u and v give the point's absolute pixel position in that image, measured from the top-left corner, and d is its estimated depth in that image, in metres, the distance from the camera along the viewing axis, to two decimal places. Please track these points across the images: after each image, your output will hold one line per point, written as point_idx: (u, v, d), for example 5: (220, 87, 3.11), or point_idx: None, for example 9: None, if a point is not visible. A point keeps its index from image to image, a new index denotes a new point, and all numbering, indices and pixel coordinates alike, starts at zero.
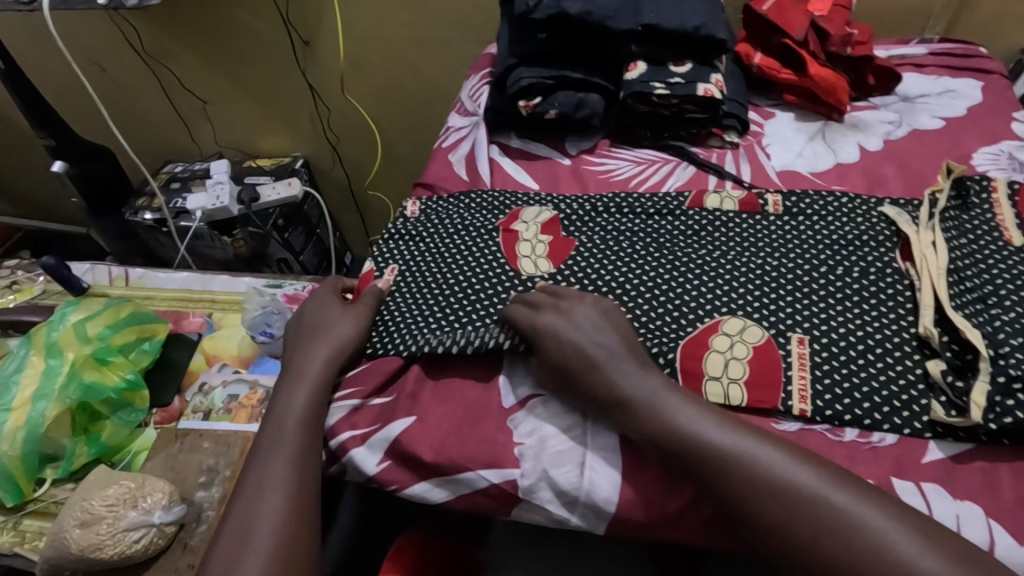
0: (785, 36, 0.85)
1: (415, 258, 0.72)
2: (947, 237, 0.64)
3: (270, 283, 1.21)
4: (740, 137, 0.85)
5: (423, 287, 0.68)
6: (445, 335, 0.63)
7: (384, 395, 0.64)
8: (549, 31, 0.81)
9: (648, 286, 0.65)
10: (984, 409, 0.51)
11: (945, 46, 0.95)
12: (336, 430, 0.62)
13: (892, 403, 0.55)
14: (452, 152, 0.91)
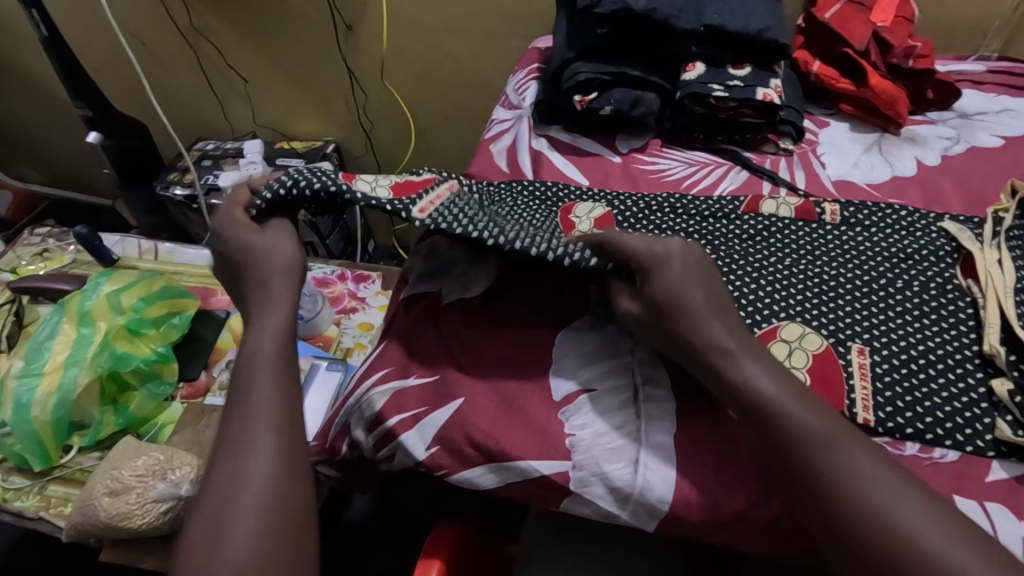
0: (847, 45, 0.84)
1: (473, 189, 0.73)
2: (1012, 257, 0.63)
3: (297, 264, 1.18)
4: (795, 144, 0.84)
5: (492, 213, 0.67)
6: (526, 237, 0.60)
7: (424, 375, 0.63)
8: (611, 26, 0.80)
9: None
10: None
11: (1003, 64, 0.94)
12: (383, 416, 0.61)
13: (956, 420, 0.54)
14: (494, 143, 0.91)
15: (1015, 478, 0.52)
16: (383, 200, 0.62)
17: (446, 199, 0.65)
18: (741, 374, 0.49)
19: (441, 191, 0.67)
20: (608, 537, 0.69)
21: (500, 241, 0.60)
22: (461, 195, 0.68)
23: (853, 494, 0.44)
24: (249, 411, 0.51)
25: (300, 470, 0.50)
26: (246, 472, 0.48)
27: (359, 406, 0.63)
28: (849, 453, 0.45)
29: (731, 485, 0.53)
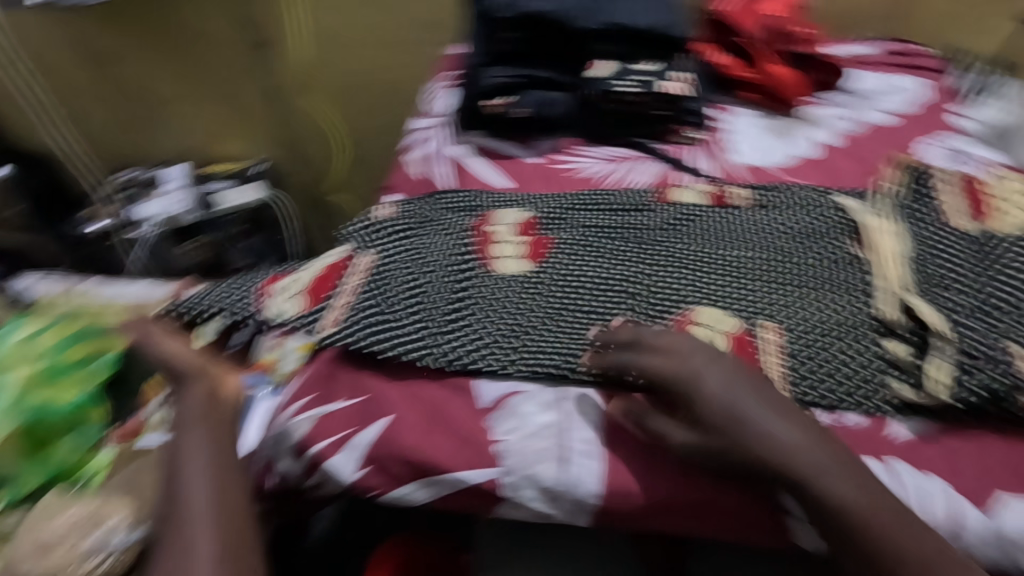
0: (737, 35, 0.91)
1: (387, 250, 0.73)
2: (905, 228, 0.68)
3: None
4: (701, 133, 0.87)
5: (406, 284, 0.68)
6: (438, 344, 0.63)
7: (352, 397, 0.61)
8: (517, 29, 0.82)
9: (624, 285, 0.67)
10: (947, 387, 0.55)
11: (897, 47, 0.99)
12: (309, 441, 0.59)
13: (858, 384, 0.57)
14: (408, 153, 0.93)
15: (917, 434, 0.55)
16: (293, 317, 0.69)
17: (353, 300, 0.67)
18: (807, 480, 0.47)
19: (349, 289, 0.69)
20: (561, 541, 0.69)
21: (391, 355, 0.63)
22: (369, 283, 0.69)
23: (818, 492, 0.47)
24: (187, 471, 0.56)
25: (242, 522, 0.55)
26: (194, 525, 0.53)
27: (280, 436, 0.61)
28: (821, 463, 0.48)
29: (655, 470, 0.54)
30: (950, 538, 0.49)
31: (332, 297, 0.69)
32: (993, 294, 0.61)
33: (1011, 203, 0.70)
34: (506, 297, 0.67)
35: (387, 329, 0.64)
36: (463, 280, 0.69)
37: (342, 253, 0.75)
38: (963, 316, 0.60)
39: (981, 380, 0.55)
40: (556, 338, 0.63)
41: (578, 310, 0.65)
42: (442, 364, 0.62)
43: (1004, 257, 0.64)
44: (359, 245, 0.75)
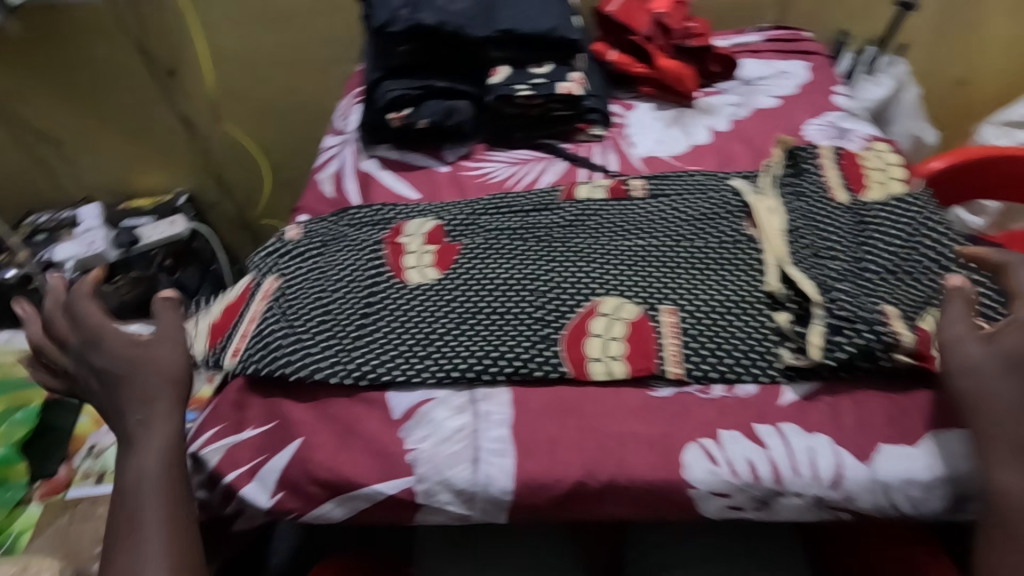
0: (633, 32, 0.92)
1: (295, 274, 0.74)
2: (786, 204, 0.71)
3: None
4: (605, 130, 0.90)
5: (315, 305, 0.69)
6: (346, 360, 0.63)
7: (262, 424, 0.61)
8: (411, 43, 0.83)
9: (528, 284, 0.69)
10: (820, 347, 0.57)
11: (777, 32, 1.05)
12: (220, 472, 0.59)
13: (746, 355, 0.60)
14: (321, 171, 0.92)
15: (803, 396, 0.57)
16: (199, 354, 0.71)
17: (257, 329, 0.68)
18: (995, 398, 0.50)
19: (254, 316, 0.69)
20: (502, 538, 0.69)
21: (300, 375, 0.63)
22: (276, 308, 0.69)
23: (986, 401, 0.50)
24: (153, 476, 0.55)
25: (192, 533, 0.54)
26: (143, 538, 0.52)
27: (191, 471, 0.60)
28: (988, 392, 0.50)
29: (564, 461, 0.56)
30: (838, 492, 0.52)
31: (240, 323, 0.70)
32: (869, 259, 0.64)
33: (883, 173, 0.75)
34: (415, 306, 0.68)
35: (294, 351, 0.64)
36: (370, 296, 0.70)
37: (243, 284, 0.76)
38: (838, 279, 0.62)
39: (857, 340, 0.57)
40: (464, 341, 0.64)
41: (488, 311, 0.67)
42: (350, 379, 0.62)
43: (880, 225, 0.68)
44: (264, 273, 0.75)
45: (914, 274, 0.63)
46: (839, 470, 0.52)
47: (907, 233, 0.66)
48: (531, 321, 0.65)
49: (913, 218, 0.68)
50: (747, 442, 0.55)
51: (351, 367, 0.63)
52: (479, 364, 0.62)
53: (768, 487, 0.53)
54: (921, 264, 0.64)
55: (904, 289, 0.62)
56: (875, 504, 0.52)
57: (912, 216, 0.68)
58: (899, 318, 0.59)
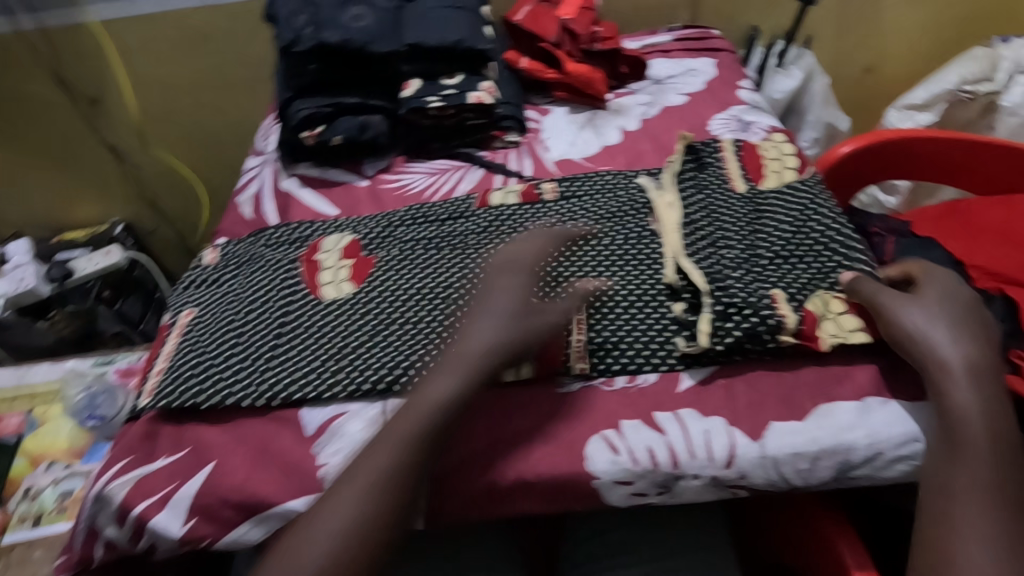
0: (542, 40, 0.94)
1: (213, 304, 0.75)
2: (683, 197, 0.74)
3: (99, 360, 1.15)
4: (521, 136, 0.92)
5: (232, 332, 0.70)
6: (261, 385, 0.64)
7: (173, 453, 0.61)
8: (319, 61, 0.83)
9: (439, 293, 0.70)
10: (710, 333, 0.60)
11: (686, 32, 1.09)
12: (130, 504, 0.58)
13: (640, 344, 0.62)
14: (240, 193, 0.92)
15: (701, 380, 0.60)
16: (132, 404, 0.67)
17: (169, 365, 0.68)
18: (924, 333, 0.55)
19: (168, 352, 0.70)
20: (434, 544, 0.71)
21: (216, 402, 0.63)
22: (194, 340, 0.70)
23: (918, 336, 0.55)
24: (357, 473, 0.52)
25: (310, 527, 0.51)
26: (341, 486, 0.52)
27: (99, 505, 0.59)
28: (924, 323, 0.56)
29: (471, 463, 0.57)
30: (732, 470, 0.55)
31: (156, 361, 0.70)
32: (762, 245, 0.67)
33: (779, 162, 0.78)
34: (331, 325, 0.70)
35: (210, 379, 0.65)
36: (286, 320, 0.71)
37: (163, 324, 0.76)
38: (727, 266, 0.65)
39: (744, 325, 0.60)
40: (378, 355, 0.66)
41: (399, 324, 0.68)
42: (265, 403, 0.63)
43: (773, 212, 0.70)
44: (180, 308, 0.76)
45: (805, 256, 0.66)
46: (732, 449, 0.55)
47: (800, 217, 0.69)
48: (442, 330, 0.67)
49: (805, 204, 0.70)
50: (647, 429, 0.57)
51: (267, 389, 0.64)
52: (391, 375, 0.64)
53: (667, 471, 0.55)
54: (811, 244, 0.67)
55: (794, 271, 0.64)
56: (767, 480, 0.55)
57: (805, 201, 0.71)
58: (786, 299, 0.62)
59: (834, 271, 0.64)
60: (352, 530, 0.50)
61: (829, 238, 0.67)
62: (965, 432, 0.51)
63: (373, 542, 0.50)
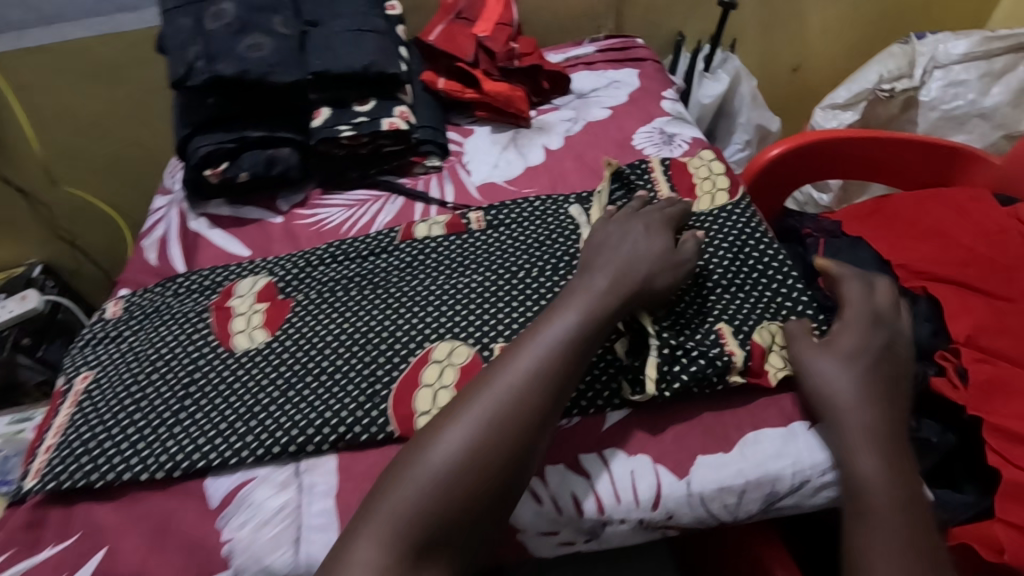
0: (458, 59, 0.91)
1: (111, 364, 0.66)
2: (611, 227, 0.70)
3: (17, 418, 1.06)
4: (443, 160, 0.88)
5: (134, 395, 0.63)
6: (167, 454, 0.58)
7: (60, 540, 0.56)
8: (218, 94, 0.78)
9: (367, 337, 0.66)
10: (657, 380, 0.55)
11: (609, 41, 1.07)
12: None
13: (582, 390, 0.57)
14: (146, 236, 0.85)
15: (630, 417, 0.57)
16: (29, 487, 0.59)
17: (61, 439, 0.60)
18: (833, 391, 0.54)
19: (60, 425, 0.62)
20: None
21: (109, 479, 0.57)
22: (89, 407, 0.63)
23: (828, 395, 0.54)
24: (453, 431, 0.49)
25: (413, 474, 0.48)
26: (451, 426, 0.49)
27: None
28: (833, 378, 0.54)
29: None
30: (658, 511, 0.53)
31: (44, 435, 0.62)
32: (709, 272, 0.63)
33: (710, 181, 0.74)
34: (243, 380, 0.63)
35: (109, 451, 0.59)
36: (194, 376, 0.64)
37: (57, 387, 0.67)
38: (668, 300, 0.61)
39: (692, 367, 0.56)
40: (291, 413, 0.60)
41: (320, 374, 0.63)
42: (170, 474, 0.58)
43: (711, 236, 0.67)
44: (76, 368, 0.67)
45: (746, 285, 0.63)
46: (658, 490, 0.53)
47: (734, 244, 0.66)
48: (361, 380, 0.62)
49: (740, 229, 0.67)
50: (571, 474, 0.54)
51: (167, 459, 0.58)
52: (303, 436, 0.59)
53: (593, 518, 0.53)
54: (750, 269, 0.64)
55: (736, 301, 0.61)
56: (694, 517, 0.54)
57: (739, 227, 0.68)
58: (732, 335, 0.59)
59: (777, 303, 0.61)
60: (452, 473, 0.47)
61: (765, 265, 0.64)
62: (869, 498, 0.50)
63: (474, 489, 0.47)
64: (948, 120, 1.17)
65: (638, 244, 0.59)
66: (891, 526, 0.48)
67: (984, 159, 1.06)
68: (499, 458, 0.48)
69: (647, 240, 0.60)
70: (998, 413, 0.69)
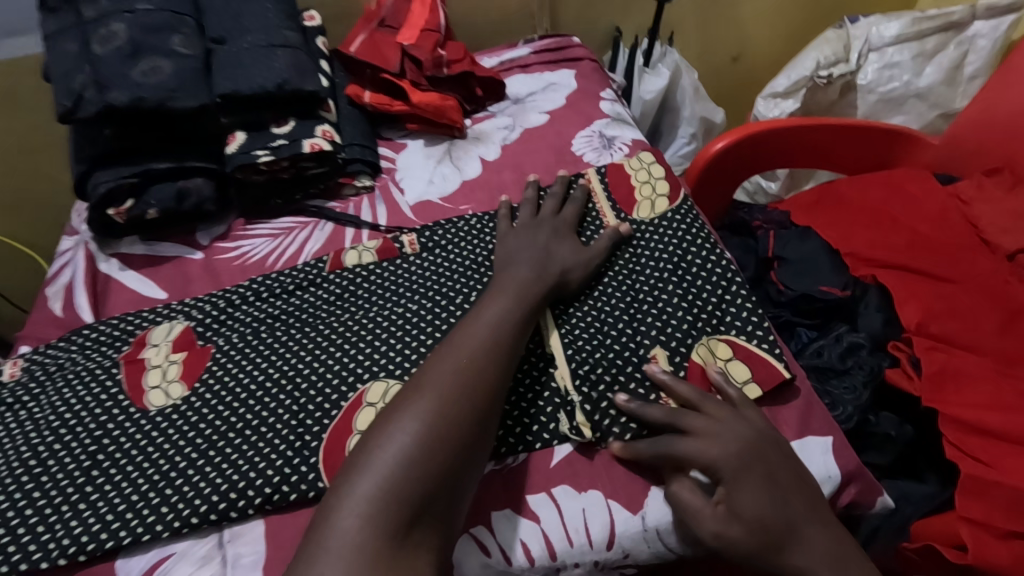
0: (383, 70, 0.86)
1: (6, 436, 0.59)
2: None
3: None
4: (374, 178, 0.84)
5: (31, 470, 0.56)
6: (70, 537, 0.52)
7: None
8: (115, 124, 0.71)
9: (295, 372, 0.62)
10: (591, 426, 0.54)
11: (544, 42, 1.03)
12: None
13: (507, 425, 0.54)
14: (51, 283, 0.77)
15: (579, 450, 0.54)
16: None
17: None
18: (793, 553, 0.46)
19: None
20: None
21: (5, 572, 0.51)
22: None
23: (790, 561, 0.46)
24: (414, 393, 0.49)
25: (376, 435, 0.46)
26: (417, 399, 0.48)
27: None
28: (782, 540, 0.46)
29: None
30: (613, 550, 0.50)
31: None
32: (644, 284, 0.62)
33: (650, 186, 0.71)
34: (159, 443, 0.58)
35: (4, 539, 0.52)
36: (103, 442, 0.58)
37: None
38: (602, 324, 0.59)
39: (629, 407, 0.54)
40: (212, 474, 0.55)
41: (245, 427, 0.58)
42: (75, 558, 0.52)
43: (647, 245, 0.65)
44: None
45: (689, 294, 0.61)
46: (611, 528, 0.50)
47: (677, 254, 0.64)
48: (288, 430, 0.57)
49: (682, 236, 0.65)
50: (519, 519, 0.50)
51: (69, 542, 0.52)
52: (225, 501, 0.53)
53: (544, 566, 0.49)
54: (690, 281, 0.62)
55: (678, 314, 0.59)
56: (651, 553, 0.51)
57: (679, 235, 0.65)
58: (667, 359, 0.57)
59: (705, 296, 0.61)
60: (429, 439, 0.46)
61: (695, 264, 0.63)
62: None
63: (446, 450, 0.46)
64: (886, 102, 1.19)
65: (550, 245, 0.62)
66: None
67: (923, 141, 1.06)
68: (467, 425, 0.48)
69: (558, 240, 0.63)
70: (954, 403, 0.68)
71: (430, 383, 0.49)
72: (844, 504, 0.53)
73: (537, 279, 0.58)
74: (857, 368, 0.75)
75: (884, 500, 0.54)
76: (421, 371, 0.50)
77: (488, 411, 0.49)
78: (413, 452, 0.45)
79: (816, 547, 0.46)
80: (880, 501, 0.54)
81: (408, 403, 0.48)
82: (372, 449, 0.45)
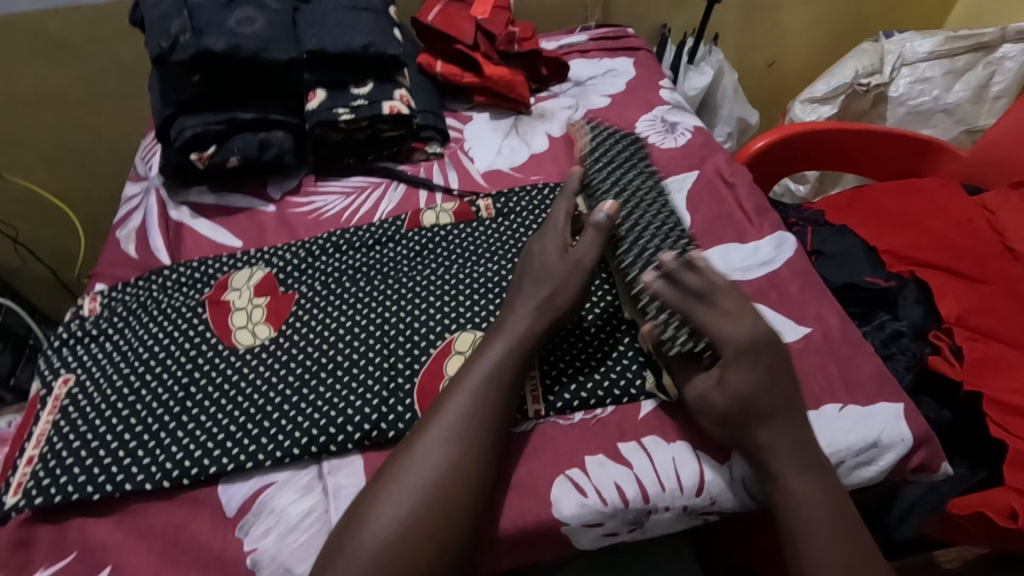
0: (457, 42, 0.88)
1: (96, 365, 0.60)
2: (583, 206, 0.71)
3: None
4: (444, 146, 0.85)
5: (128, 397, 0.58)
6: (171, 461, 0.54)
7: (53, 563, 0.51)
8: (204, 72, 0.72)
9: (366, 322, 0.63)
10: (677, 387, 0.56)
11: (601, 30, 1.06)
12: None
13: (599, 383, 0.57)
14: (120, 228, 0.77)
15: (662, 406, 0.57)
16: (12, 506, 0.52)
17: (46, 449, 0.54)
18: (757, 416, 0.51)
19: (42, 437, 0.55)
20: None
21: (109, 491, 0.52)
22: (75, 412, 0.57)
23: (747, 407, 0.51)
24: (429, 445, 0.50)
25: (384, 481, 0.49)
26: (401, 478, 0.48)
27: None
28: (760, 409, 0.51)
29: None
30: (703, 497, 0.53)
31: (22, 446, 0.55)
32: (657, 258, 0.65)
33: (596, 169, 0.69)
34: (250, 377, 0.59)
35: (109, 459, 0.54)
36: (196, 374, 0.59)
37: (33, 393, 0.60)
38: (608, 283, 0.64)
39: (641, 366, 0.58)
40: (307, 410, 0.57)
41: (331, 367, 0.60)
42: (178, 482, 0.53)
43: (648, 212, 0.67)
44: (54, 371, 0.60)
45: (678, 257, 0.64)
46: (701, 476, 0.53)
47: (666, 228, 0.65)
48: (381, 373, 0.59)
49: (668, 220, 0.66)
50: (614, 465, 0.53)
51: (173, 466, 0.53)
52: (325, 436, 0.55)
53: (637, 508, 0.52)
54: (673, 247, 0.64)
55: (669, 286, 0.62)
56: (737, 502, 0.54)
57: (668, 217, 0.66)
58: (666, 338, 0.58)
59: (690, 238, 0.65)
60: (442, 484, 0.48)
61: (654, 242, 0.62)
62: (801, 512, 0.49)
63: (460, 500, 0.48)
64: (915, 115, 1.24)
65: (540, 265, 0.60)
66: (814, 544, 0.48)
67: (953, 151, 1.12)
68: (456, 505, 0.47)
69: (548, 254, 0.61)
70: (995, 388, 0.73)
71: (453, 427, 0.50)
72: (913, 467, 0.57)
73: (535, 330, 0.55)
74: (899, 353, 0.80)
75: (946, 466, 0.58)
76: (413, 443, 0.50)
77: (484, 485, 0.49)
78: (434, 503, 0.47)
79: (778, 433, 0.51)
80: (943, 467, 0.58)
81: (394, 480, 0.49)
82: (373, 506, 0.47)
